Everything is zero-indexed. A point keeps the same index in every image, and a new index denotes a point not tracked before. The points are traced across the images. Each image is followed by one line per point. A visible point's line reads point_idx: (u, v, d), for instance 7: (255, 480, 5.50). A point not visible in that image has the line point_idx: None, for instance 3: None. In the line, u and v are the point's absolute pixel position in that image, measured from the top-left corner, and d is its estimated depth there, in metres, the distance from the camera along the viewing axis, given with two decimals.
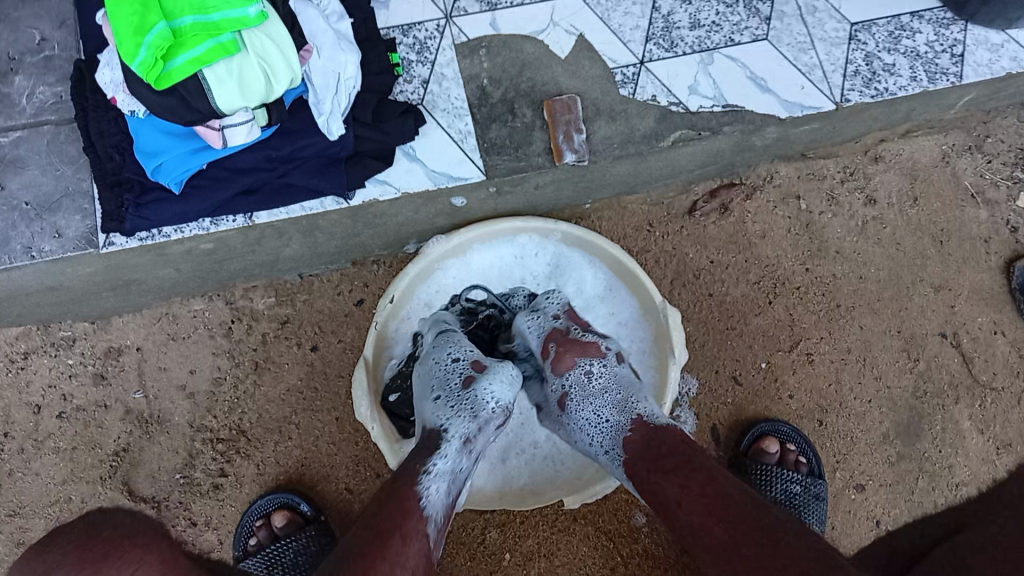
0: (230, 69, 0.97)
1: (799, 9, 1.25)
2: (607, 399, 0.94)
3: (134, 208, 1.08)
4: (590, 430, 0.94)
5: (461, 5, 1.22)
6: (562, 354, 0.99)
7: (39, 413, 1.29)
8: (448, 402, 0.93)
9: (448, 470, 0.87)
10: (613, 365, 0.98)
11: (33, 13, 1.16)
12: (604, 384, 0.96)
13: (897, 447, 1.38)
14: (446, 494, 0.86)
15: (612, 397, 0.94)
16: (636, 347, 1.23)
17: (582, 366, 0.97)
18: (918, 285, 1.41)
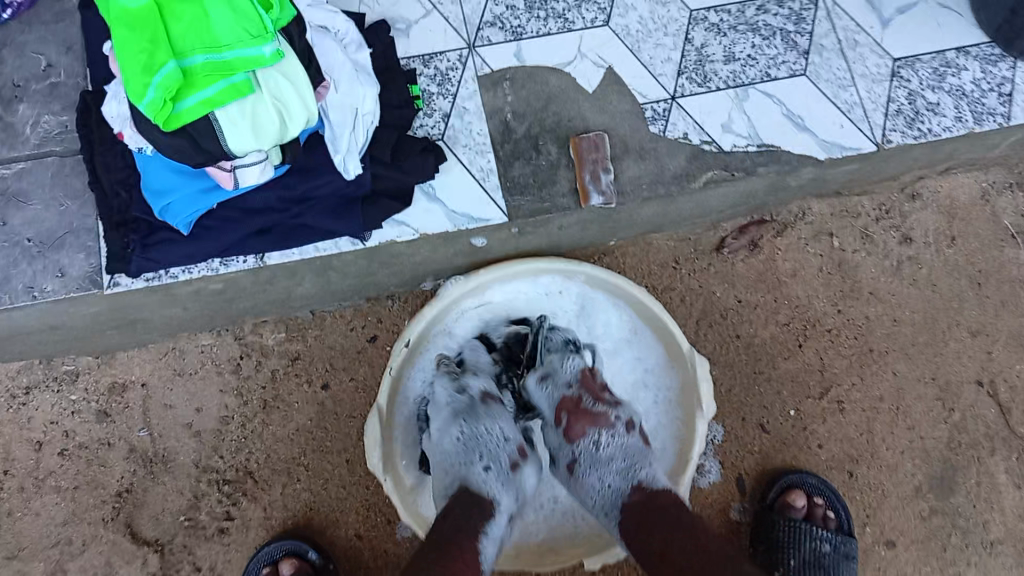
0: (243, 111, 0.91)
1: (839, 43, 1.19)
2: (615, 472, 0.89)
3: (141, 249, 1.03)
4: (597, 499, 0.90)
5: (484, 35, 1.17)
6: (572, 422, 0.93)
7: (40, 450, 1.24)
8: (499, 474, 0.87)
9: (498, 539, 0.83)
10: (624, 436, 0.92)
11: (39, 38, 1.12)
12: (613, 453, 0.90)
13: (930, 501, 1.31)
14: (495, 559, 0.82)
15: (622, 467, 0.89)
16: (662, 397, 1.17)
17: (592, 436, 0.92)
18: (954, 329, 1.35)
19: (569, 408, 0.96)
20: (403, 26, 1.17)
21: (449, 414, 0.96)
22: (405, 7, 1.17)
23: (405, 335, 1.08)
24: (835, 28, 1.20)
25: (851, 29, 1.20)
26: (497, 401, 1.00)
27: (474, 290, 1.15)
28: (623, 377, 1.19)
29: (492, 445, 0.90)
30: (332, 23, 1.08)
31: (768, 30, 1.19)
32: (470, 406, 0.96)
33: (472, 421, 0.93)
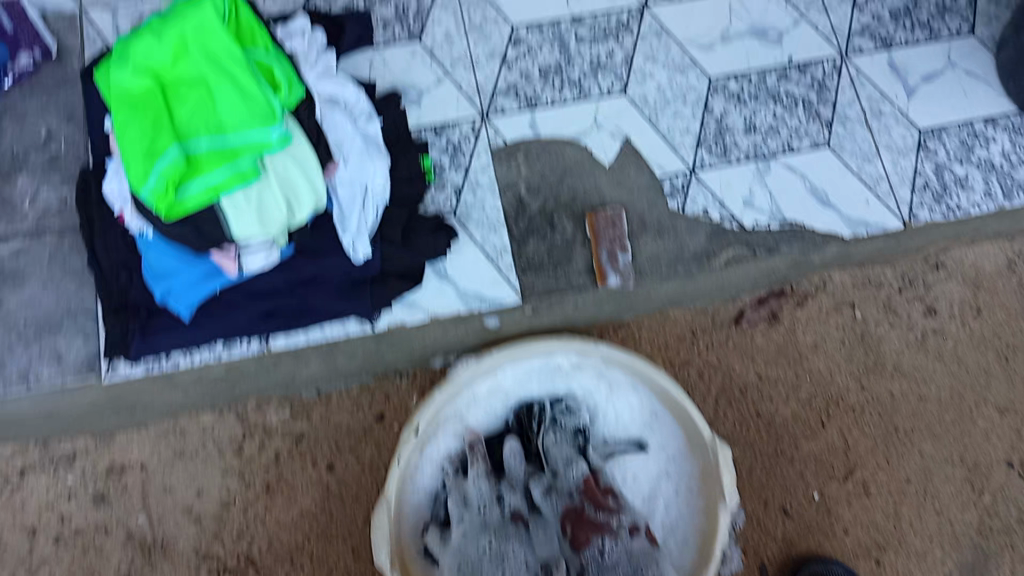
0: (249, 197, 0.87)
1: (863, 113, 1.16)
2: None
3: (141, 337, 0.99)
4: None
5: (498, 105, 1.12)
6: (578, 532, 1.03)
7: (35, 537, 1.04)
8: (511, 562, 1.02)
9: None
10: (627, 540, 1.02)
11: (40, 107, 1.09)
12: (617, 560, 1.00)
13: None
14: None
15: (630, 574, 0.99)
16: (684, 486, 1.11)
17: (598, 543, 1.01)
18: (1010, 416, 1.14)
19: (572, 518, 1.05)
20: (413, 95, 1.12)
21: (479, 522, 1.05)
22: (417, 74, 1.12)
23: (414, 423, 1.03)
24: (858, 96, 1.17)
25: (875, 98, 1.17)
26: (524, 521, 1.06)
27: (490, 373, 1.11)
28: (642, 465, 1.14)
29: (518, 562, 1.02)
30: (343, 92, 1.03)
31: (790, 99, 1.16)
32: (501, 522, 1.05)
33: (499, 538, 1.03)
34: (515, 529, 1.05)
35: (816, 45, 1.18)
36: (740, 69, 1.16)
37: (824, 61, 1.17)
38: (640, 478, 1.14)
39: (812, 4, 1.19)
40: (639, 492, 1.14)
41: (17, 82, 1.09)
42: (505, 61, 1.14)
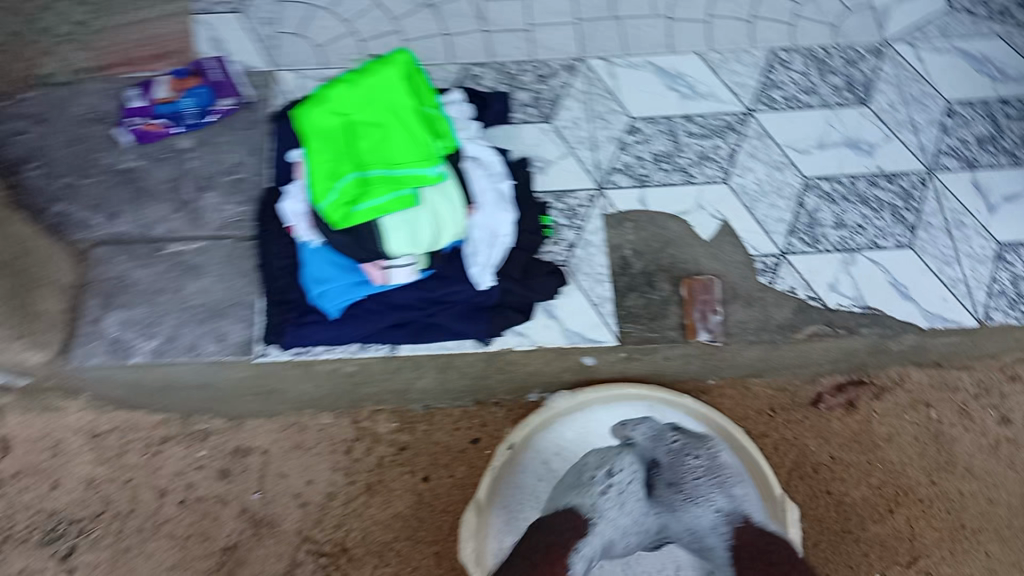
0: (405, 219, 1.06)
1: (946, 222, 1.30)
2: (710, 510, 1.12)
3: (295, 327, 1.17)
4: (697, 507, 1.12)
5: (614, 179, 1.31)
6: (684, 485, 1.14)
7: (162, 497, 1.35)
8: (608, 498, 1.11)
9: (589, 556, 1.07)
10: (706, 453, 1.16)
11: (232, 140, 1.31)
12: (701, 465, 1.15)
13: None
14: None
15: (712, 479, 1.14)
16: None
17: (699, 459, 1.16)
18: None
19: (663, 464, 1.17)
20: (541, 164, 1.32)
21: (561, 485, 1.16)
22: (546, 149, 1.33)
23: (509, 440, 1.20)
24: (943, 208, 1.31)
25: (958, 211, 1.31)
26: (603, 468, 1.14)
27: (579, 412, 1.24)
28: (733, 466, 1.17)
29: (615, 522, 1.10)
30: (483, 154, 1.24)
31: (878, 203, 1.31)
32: (576, 477, 1.15)
33: (584, 489, 1.12)
34: (598, 476, 1.13)
35: (905, 160, 1.34)
36: (834, 172, 1.32)
37: (912, 174, 1.33)
38: (722, 467, 1.15)
39: (902, 127, 1.36)
40: (723, 489, 1.13)
41: (219, 119, 1.32)
42: (623, 145, 1.34)
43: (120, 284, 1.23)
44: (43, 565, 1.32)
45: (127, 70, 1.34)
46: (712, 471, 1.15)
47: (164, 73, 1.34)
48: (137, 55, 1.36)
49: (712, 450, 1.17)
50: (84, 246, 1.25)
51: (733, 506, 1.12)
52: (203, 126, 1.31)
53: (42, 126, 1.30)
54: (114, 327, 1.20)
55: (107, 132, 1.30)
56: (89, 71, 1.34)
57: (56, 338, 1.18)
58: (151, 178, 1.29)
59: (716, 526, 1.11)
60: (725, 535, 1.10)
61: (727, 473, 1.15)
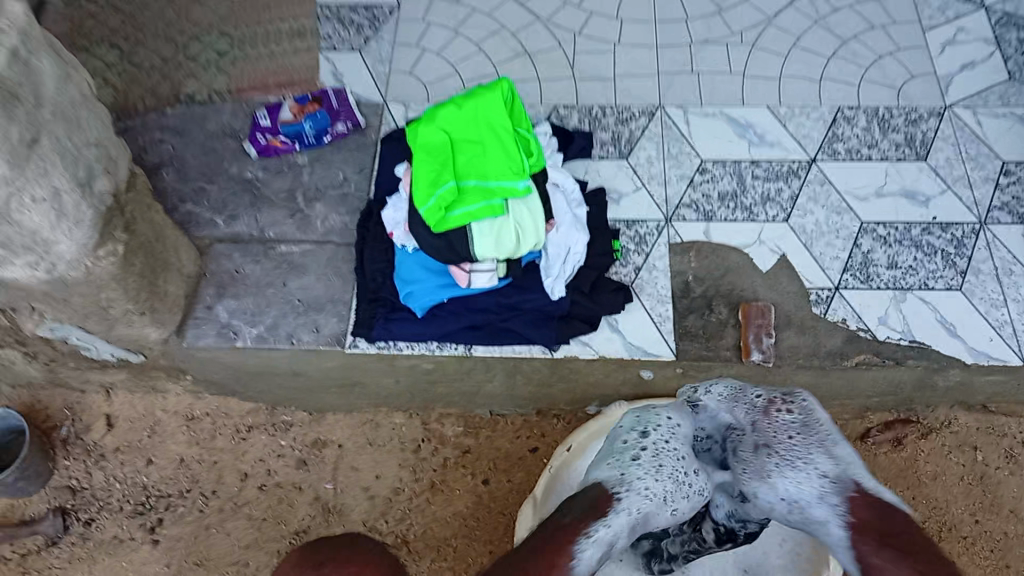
0: (492, 226, 1.20)
1: (995, 269, 1.37)
2: (804, 479, 0.67)
3: (384, 320, 1.31)
4: (786, 481, 0.68)
5: (681, 214, 1.42)
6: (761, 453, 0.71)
7: (244, 480, 1.46)
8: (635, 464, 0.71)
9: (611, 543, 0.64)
10: (789, 411, 0.72)
11: (344, 159, 1.48)
12: (786, 426, 0.71)
13: None
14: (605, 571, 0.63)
15: (802, 441, 0.70)
16: None
17: (780, 417, 0.72)
18: None
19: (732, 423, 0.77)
20: (616, 196, 1.44)
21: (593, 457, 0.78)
22: (621, 182, 1.45)
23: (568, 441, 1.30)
24: (992, 256, 1.38)
25: (1007, 260, 1.38)
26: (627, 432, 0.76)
27: None
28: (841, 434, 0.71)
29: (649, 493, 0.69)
30: (565, 182, 1.39)
31: (930, 249, 1.38)
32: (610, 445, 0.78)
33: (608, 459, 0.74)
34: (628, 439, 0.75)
35: (958, 212, 1.42)
36: (890, 218, 1.41)
37: (964, 225, 1.40)
38: (820, 427, 0.70)
39: (958, 181, 1.45)
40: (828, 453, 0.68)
41: (333, 140, 1.49)
42: (692, 183, 1.45)
43: (233, 277, 1.38)
44: (131, 534, 1.43)
45: (258, 95, 1.54)
46: (806, 425, 0.71)
47: (288, 97, 1.53)
48: (268, 84, 1.56)
49: (807, 403, 0.73)
50: (206, 242, 1.40)
51: (838, 471, 0.66)
52: (319, 144, 1.48)
53: (179, 139, 1.48)
54: (224, 314, 1.35)
55: (239, 145, 1.49)
56: (221, 93, 1.53)
57: (175, 318, 1.32)
58: (269, 188, 1.45)
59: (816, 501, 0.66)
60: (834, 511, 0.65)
61: (825, 428, 0.70)
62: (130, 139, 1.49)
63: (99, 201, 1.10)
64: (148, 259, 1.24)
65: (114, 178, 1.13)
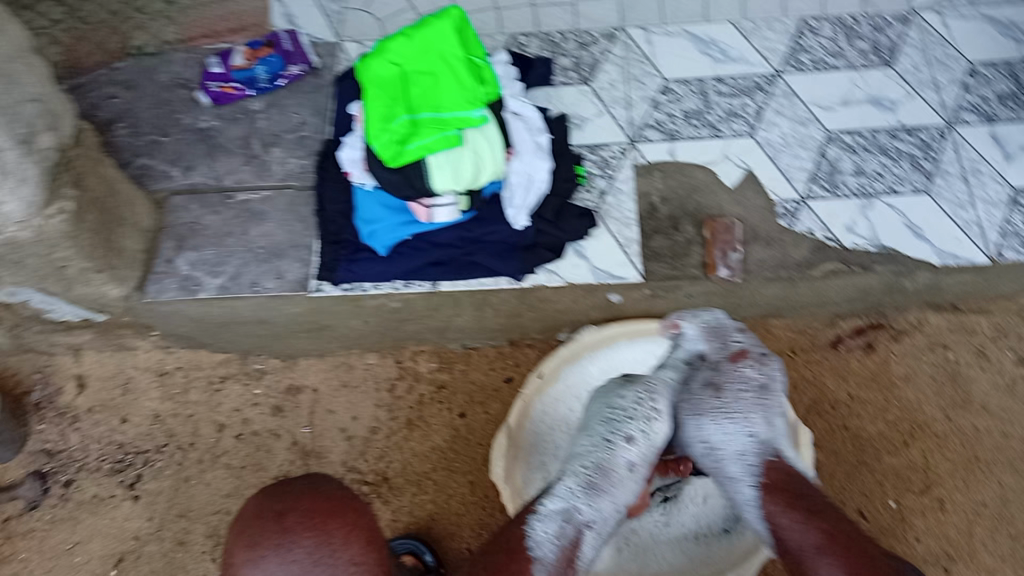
0: (449, 158, 1.16)
1: (962, 170, 1.36)
2: (743, 434, 1.07)
3: (347, 263, 1.30)
4: (731, 434, 1.07)
5: (645, 135, 1.39)
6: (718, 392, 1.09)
7: (221, 431, 1.46)
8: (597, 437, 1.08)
9: (561, 510, 1.02)
10: (749, 374, 1.10)
11: (298, 102, 1.42)
12: (740, 394, 1.08)
13: None
14: (560, 533, 1.00)
15: (746, 405, 1.08)
16: None
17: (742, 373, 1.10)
18: None
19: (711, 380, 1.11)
20: (579, 122, 1.40)
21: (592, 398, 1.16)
22: (584, 107, 1.41)
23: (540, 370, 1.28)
24: (959, 157, 1.36)
25: (974, 159, 1.36)
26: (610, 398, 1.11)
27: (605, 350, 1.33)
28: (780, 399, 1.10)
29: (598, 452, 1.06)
30: (525, 111, 1.34)
31: (897, 153, 1.37)
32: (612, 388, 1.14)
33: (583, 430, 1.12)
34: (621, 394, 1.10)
35: (925, 115, 1.39)
36: (856, 127, 1.39)
37: (931, 128, 1.38)
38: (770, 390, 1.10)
39: (925, 85, 1.41)
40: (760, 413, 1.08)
41: (288, 84, 1.42)
42: (655, 103, 1.41)
43: (192, 229, 1.34)
44: (112, 492, 1.44)
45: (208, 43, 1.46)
46: (758, 392, 1.09)
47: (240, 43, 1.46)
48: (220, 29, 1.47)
49: (769, 370, 1.11)
50: (163, 195, 1.37)
51: (769, 435, 1.07)
52: (274, 89, 1.42)
53: (130, 92, 1.42)
54: (185, 266, 1.32)
55: (190, 95, 1.42)
56: (175, 43, 1.46)
57: (134, 274, 1.30)
58: (224, 137, 1.40)
59: (745, 451, 1.06)
60: (752, 465, 1.05)
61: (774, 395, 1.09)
62: (79, 94, 1.40)
63: (44, 159, 1.05)
64: (101, 216, 1.20)
65: (58, 134, 1.09)
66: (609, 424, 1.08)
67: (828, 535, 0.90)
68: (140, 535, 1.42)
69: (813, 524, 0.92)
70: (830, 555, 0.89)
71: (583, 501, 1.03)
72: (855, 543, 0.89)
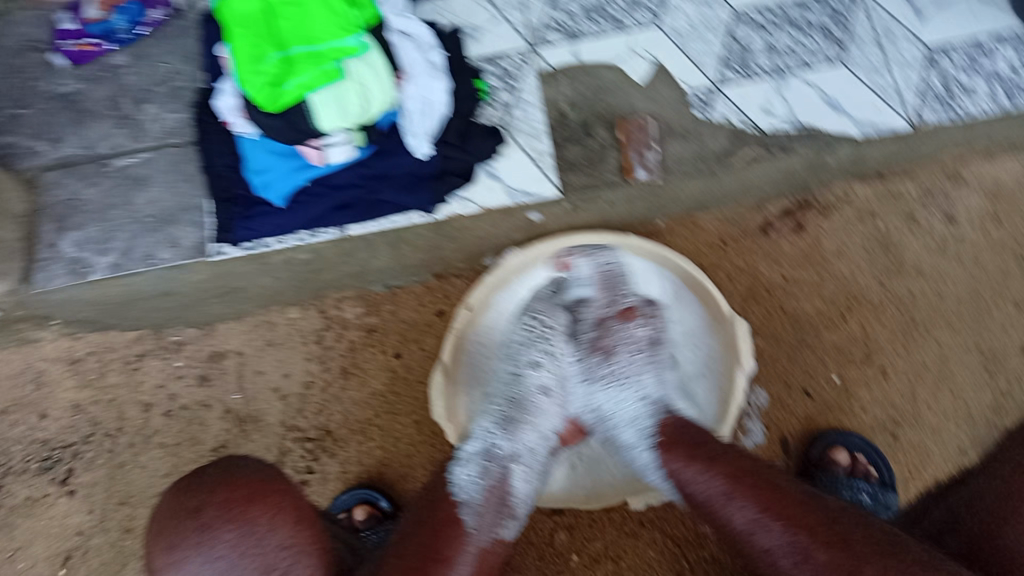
0: (332, 93, 1.07)
1: (874, 33, 1.31)
2: (637, 389, 1.12)
3: (243, 221, 1.20)
4: (628, 389, 1.12)
5: (545, 37, 1.30)
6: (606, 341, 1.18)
7: (149, 411, 1.38)
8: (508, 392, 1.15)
9: (479, 453, 1.05)
10: (637, 329, 1.18)
11: (165, 49, 1.29)
12: (633, 345, 1.17)
13: (987, 433, 1.29)
14: (481, 472, 1.02)
15: (639, 355, 1.16)
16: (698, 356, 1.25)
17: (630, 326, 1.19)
18: (1002, 302, 1.33)
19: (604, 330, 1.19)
20: (472, 32, 1.30)
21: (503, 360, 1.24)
22: (475, 15, 1.31)
23: (467, 300, 1.20)
24: (869, 21, 1.31)
25: (884, 20, 1.31)
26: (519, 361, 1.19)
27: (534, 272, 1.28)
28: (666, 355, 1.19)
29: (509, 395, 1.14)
30: (412, 28, 1.21)
31: (806, 24, 1.31)
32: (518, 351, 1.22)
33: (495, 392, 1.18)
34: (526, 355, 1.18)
35: None
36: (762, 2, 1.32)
37: None
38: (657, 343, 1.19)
39: None
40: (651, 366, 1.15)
41: (152, 31, 1.30)
42: (552, 3, 1.32)
43: (71, 206, 1.23)
44: (44, 492, 1.36)
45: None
46: (647, 346, 1.18)
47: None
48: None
49: (656, 324, 1.20)
50: (32, 173, 1.25)
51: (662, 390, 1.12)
52: (137, 38, 1.29)
53: None
54: (71, 248, 1.22)
55: (44, 57, 1.29)
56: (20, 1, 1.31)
57: (15, 264, 1.20)
58: (90, 99, 1.27)
59: (642, 409, 1.09)
60: (647, 419, 1.07)
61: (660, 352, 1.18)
62: None
63: None
64: None
65: None
66: (515, 370, 1.18)
67: (730, 475, 0.90)
68: (83, 529, 1.35)
69: (714, 466, 0.93)
70: (741, 495, 0.88)
71: (501, 437, 1.07)
72: (748, 477, 0.90)
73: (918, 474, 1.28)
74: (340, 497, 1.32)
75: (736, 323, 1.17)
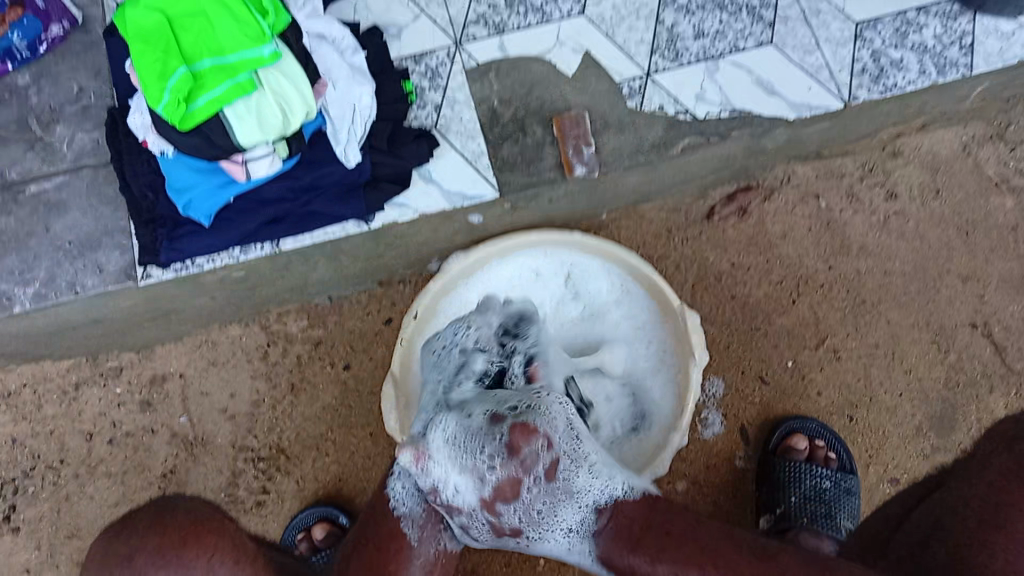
0: (249, 105, 1.03)
1: (803, 12, 1.27)
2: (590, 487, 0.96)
3: (168, 243, 1.16)
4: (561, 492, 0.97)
5: (470, 33, 1.25)
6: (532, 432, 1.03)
7: (91, 440, 1.33)
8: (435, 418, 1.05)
9: (412, 469, 0.99)
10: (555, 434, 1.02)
11: (70, 66, 1.23)
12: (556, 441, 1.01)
13: (935, 406, 1.34)
14: (411, 494, 0.97)
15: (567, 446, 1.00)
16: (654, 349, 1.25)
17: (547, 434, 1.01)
18: (945, 276, 1.35)
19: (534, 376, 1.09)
20: (394, 31, 1.25)
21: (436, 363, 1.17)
22: (396, 12, 1.25)
23: (413, 309, 1.17)
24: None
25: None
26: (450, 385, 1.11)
27: (481, 276, 1.26)
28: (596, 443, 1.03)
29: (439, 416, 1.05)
30: (330, 30, 1.18)
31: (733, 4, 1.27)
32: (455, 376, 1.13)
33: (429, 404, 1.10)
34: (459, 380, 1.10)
35: None
36: None
37: None
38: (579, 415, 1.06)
39: None
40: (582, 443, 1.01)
41: (51, 47, 1.22)
42: None
43: None
44: None
45: None
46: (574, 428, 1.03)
47: None
48: None
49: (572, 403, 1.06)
50: None
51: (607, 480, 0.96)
52: (35, 57, 1.21)
53: None
54: None
55: None
56: None
57: None
58: None
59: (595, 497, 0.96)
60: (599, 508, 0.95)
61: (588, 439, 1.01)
62: None
63: None
64: None
65: None
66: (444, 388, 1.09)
67: (677, 564, 0.84)
68: (31, 567, 1.32)
69: (662, 560, 0.86)
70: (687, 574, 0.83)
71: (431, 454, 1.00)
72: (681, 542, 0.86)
73: (874, 453, 1.34)
74: (296, 514, 1.32)
75: (687, 315, 1.16)
